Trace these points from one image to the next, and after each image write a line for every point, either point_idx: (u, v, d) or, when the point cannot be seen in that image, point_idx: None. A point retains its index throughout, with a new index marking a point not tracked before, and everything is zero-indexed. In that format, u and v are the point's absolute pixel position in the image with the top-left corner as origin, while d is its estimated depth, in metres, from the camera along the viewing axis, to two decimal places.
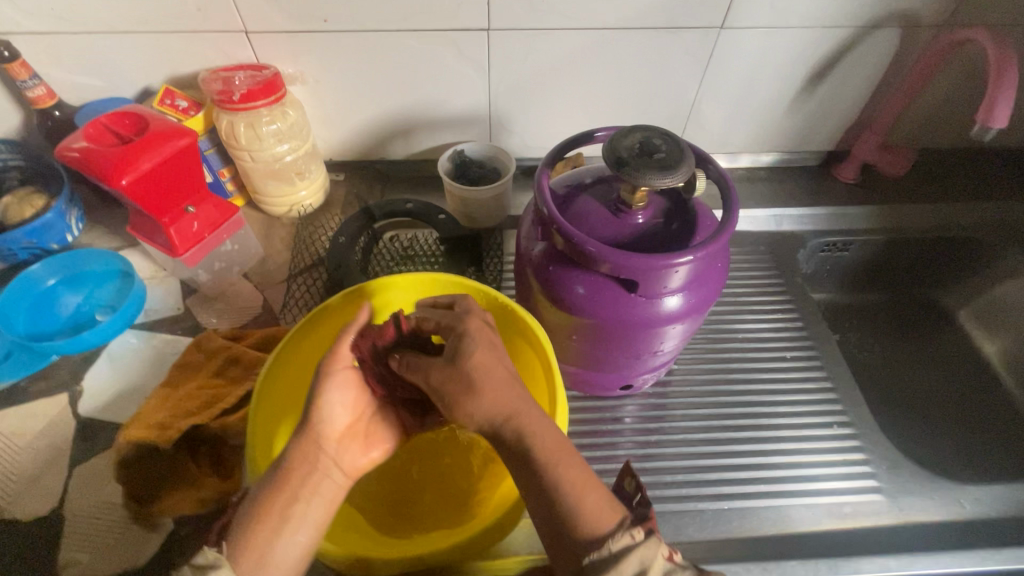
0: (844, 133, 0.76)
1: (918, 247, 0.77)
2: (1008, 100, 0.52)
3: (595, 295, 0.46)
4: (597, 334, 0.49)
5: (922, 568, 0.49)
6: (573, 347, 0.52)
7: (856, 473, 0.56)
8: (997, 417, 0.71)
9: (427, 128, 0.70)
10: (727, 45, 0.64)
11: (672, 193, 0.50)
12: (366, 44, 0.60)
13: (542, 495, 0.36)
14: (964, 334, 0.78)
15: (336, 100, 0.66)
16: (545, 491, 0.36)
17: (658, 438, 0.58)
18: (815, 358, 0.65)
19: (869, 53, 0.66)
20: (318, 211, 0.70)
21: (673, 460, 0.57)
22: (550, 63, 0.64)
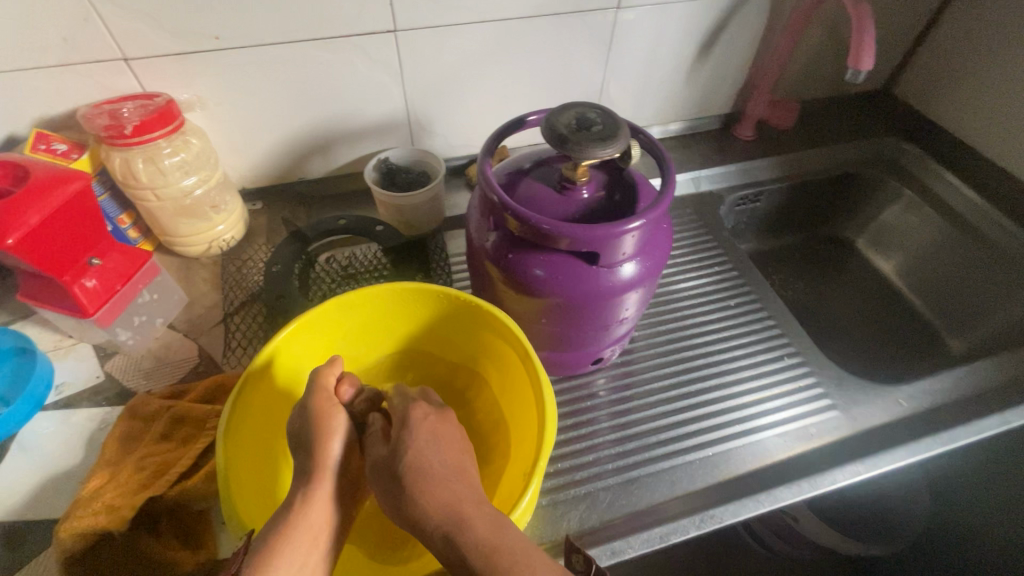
0: (736, 95, 0.83)
1: (815, 188, 0.86)
2: (871, 44, 0.59)
3: (556, 274, 0.47)
4: (565, 313, 0.50)
5: (885, 465, 0.54)
6: (540, 330, 0.53)
7: (813, 395, 0.61)
8: (905, 324, 0.81)
9: (345, 140, 0.68)
10: (625, 24, 0.67)
11: (608, 166, 0.51)
12: (267, 59, 0.57)
13: None
14: (866, 259, 0.88)
15: (242, 122, 0.61)
16: None
17: (635, 404, 0.60)
18: (753, 301, 0.70)
19: (747, 18, 0.72)
20: (241, 244, 0.65)
21: (655, 421, 0.59)
22: (461, 59, 0.64)
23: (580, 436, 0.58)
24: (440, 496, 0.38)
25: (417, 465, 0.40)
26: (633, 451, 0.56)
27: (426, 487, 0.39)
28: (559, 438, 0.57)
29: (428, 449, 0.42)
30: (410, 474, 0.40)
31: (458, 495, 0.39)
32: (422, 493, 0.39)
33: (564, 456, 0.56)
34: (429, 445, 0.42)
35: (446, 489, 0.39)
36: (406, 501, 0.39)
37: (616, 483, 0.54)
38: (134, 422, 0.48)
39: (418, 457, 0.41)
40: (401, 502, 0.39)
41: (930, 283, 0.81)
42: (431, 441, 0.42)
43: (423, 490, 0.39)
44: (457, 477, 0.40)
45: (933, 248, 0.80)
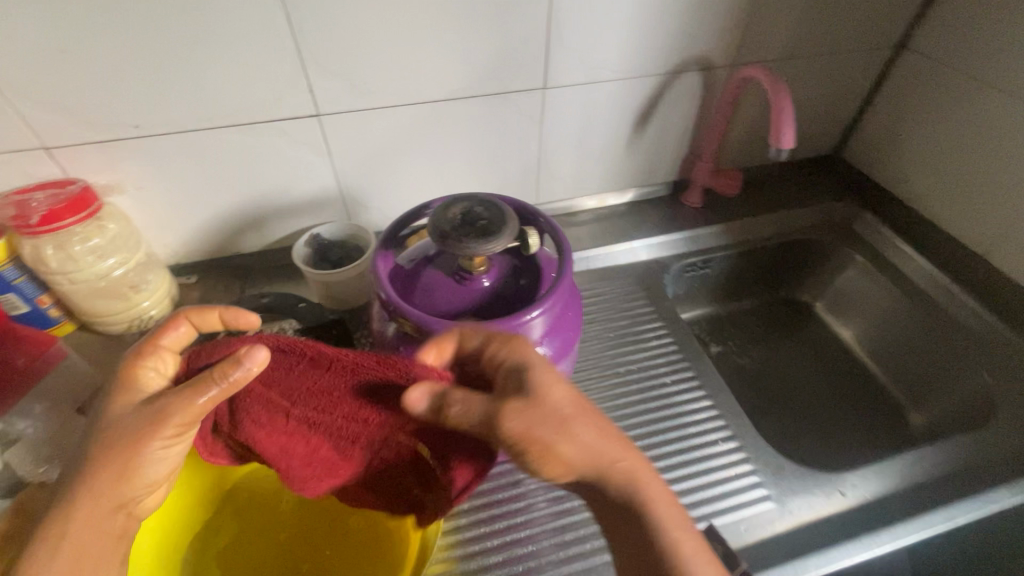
0: (681, 164, 0.83)
1: (767, 254, 0.85)
2: (790, 124, 0.59)
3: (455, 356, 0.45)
4: None
5: (819, 569, 0.50)
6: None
7: (747, 485, 0.57)
8: (866, 396, 0.77)
9: (279, 216, 0.68)
10: (555, 102, 0.68)
11: (512, 251, 0.51)
12: (188, 143, 0.58)
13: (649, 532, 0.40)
14: (824, 325, 0.86)
15: (167, 203, 0.62)
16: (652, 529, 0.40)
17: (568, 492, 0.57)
18: (694, 377, 0.67)
19: (680, 93, 0.73)
20: (165, 321, 0.65)
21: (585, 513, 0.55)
22: (389, 139, 0.65)
23: (513, 525, 0.54)
24: (607, 442, 0.40)
25: (564, 404, 0.39)
26: (570, 543, 0.53)
27: (580, 429, 0.39)
28: (489, 527, 0.54)
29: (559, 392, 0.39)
30: (565, 411, 0.39)
31: (620, 444, 0.41)
32: (579, 431, 0.39)
33: (484, 552, 0.52)
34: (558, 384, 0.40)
35: (597, 428, 0.40)
36: (564, 441, 0.39)
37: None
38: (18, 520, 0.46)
39: (560, 398, 0.39)
40: (558, 447, 0.39)
41: (890, 354, 0.78)
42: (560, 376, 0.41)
43: (577, 431, 0.39)
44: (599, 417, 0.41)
45: (887, 317, 0.78)
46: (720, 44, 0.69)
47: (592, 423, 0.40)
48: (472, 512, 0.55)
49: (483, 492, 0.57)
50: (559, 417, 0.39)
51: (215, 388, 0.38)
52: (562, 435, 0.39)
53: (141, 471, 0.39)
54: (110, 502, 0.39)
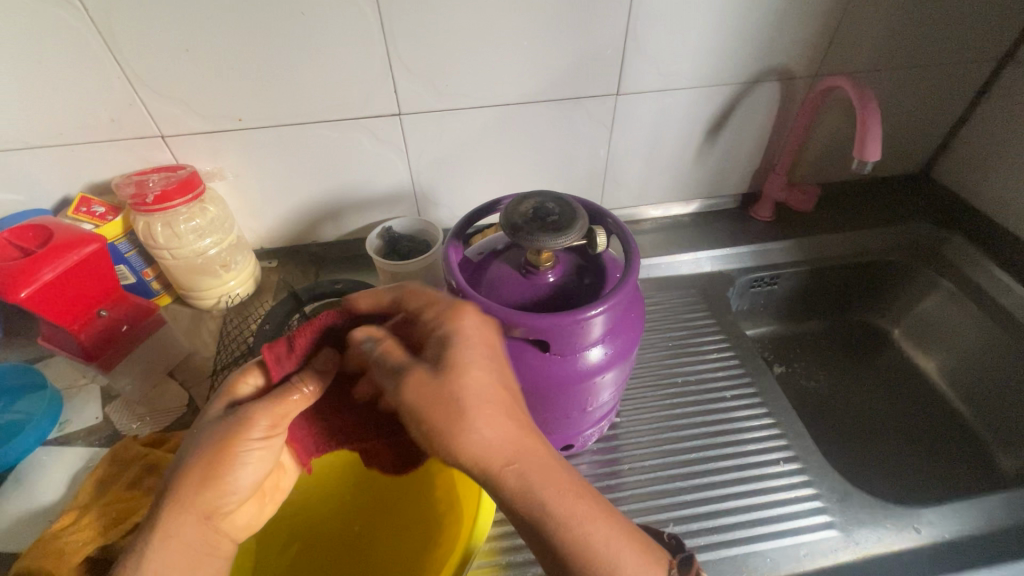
0: (753, 176, 0.81)
1: (843, 272, 0.81)
2: (876, 136, 0.57)
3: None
4: (531, 400, 0.49)
5: None
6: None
7: (810, 510, 0.54)
8: (947, 432, 0.71)
9: (355, 209, 0.73)
10: (625, 110, 0.68)
11: (579, 250, 0.51)
12: (283, 136, 0.63)
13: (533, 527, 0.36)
14: (902, 353, 0.81)
15: (259, 191, 0.67)
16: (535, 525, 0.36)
17: (618, 497, 0.56)
18: (756, 394, 0.65)
19: (756, 103, 0.71)
20: (249, 299, 0.70)
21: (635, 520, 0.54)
22: (463, 139, 0.68)
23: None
24: (513, 437, 0.38)
25: (476, 388, 0.37)
26: None
27: (489, 423, 0.37)
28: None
29: (475, 376, 0.38)
30: (461, 397, 0.37)
31: (528, 435, 0.38)
32: (480, 421, 0.37)
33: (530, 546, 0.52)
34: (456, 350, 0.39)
35: (492, 425, 0.37)
36: (461, 425, 0.37)
37: None
38: (114, 466, 0.52)
39: (473, 378, 0.38)
40: (462, 429, 0.37)
41: (978, 389, 0.72)
42: (479, 353, 0.39)
43: (483, 420, 0.37)
44: (510, 411, 0.38)
45: (978, 349, 0.72)
46: (802, 54, 0.67)
47: (502, 412, 0.38)
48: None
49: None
50: (462, 402, 0.37)
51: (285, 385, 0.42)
52: (464, 420, 0.37)
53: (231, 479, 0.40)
54: (201, 513, 0.39)
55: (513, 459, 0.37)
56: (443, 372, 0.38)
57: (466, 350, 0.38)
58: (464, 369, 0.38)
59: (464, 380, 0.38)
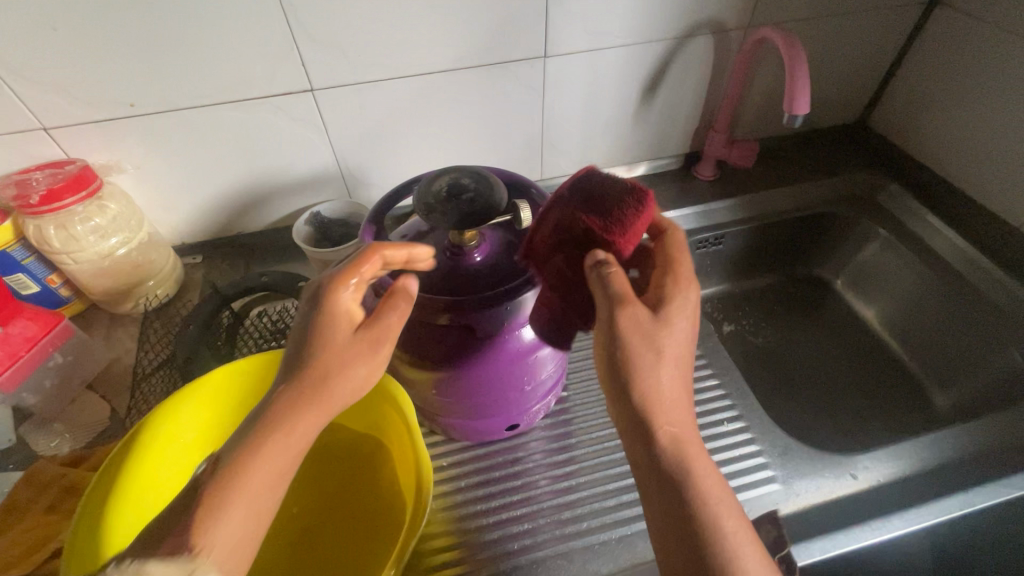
0: (693, 135, 0.80)
1: (786, 227, 0.81)
2: (805, 87, 0.56)
3: (423, 351, 0.45)
4: (467, 386, 0.47)
5: (817, 551, 0.47)
6: (441, 403, 0.51)
7: (753, 467, 0.55)
8: (887, 377, 0.74)
9: (279, 195, 0.68)
10: (556, 73, 0.65)
11: (506, 225, 0.49)
12: (186, 120, 0.58)
13: (665, 484, 0.36)
14: (843, 302, 0.82)
15: (170, 182, 0.62)
16: (669, 480, 0.36)
17: (570, 471, 0.56)
18: (701, 356, 0.65)
19: (690, 59, 0.69)
20: (171, 300, 0.66)
21: (585, 492, 0.54)
22: (386, 113, 0.64)
23: (516, 502, 0.54)
24: (676, 400, 0.38)
25: (676, 342, 0.38)
26: (569, 523, 0.52)
27: (673, 384, 0.38)
28: (490, 505, 0.54)
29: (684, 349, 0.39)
30: (666, 348, 0.38)
31: (683, 406, 0.38)
32: (664, 376, 0.37)
33: (480, 530, 0.52)
34: (684, 315, 0.39)
35: (670, 382, 0.38)
36: (649, 373, 0.37)
37: (520, 550, 0.50)
38: (28, 490, 0.49)
39: (677, 338, 0.38)
40: (659, 377, 0.37)
41: (914, 332, 0.74)
42: (689, 322, 0.39)
43: (664, 374, 0.37)
44: (683, 376, 0.39)
45: (913, 293, 0.74)
46: (732, 5, 0.65)
47: (682, 376, 0.38)
48: (469, 489, 0.55)
49: (482, 469, 0.56)
50: (660, 348, 0.38)
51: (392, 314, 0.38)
52: (655, 366, 0.37)
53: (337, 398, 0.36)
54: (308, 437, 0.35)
55: (666, 420, 0.37)
56: (664, 325, 0.38)
57: (682, 309, 0.39)
58: (682, 326, 0.39)
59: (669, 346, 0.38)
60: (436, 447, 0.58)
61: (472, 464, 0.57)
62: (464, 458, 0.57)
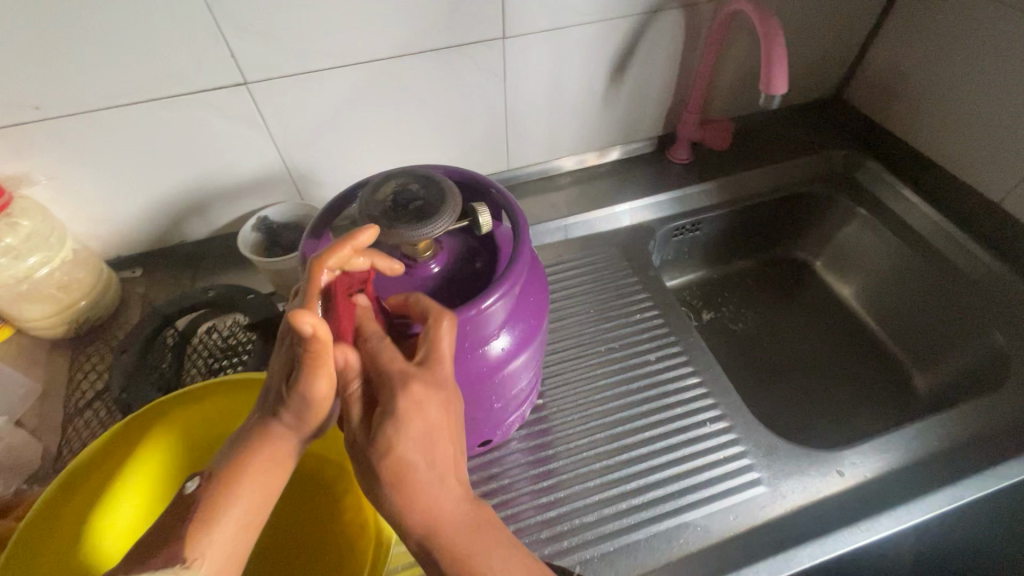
0: (666, 116, 0.76)
1: (764, 209, 0.78)
2: (782, 65, 0.52)
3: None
4: None
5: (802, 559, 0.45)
6: None
7: (739, 469, 0.52)
8: (869, 361, 0.72)
9: (221, 200, 0.62)
10: (516, 55, 0.60)
11: (465, 230, 0.45)
12: (104, 123, 0.52)
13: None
14: (823, 283, 0.80)
15: (95, 192, 0.56)
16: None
17: (550, 484, 0.53)
18: (681, 352, 0.62)
19: (660, 35, 0.65)
20: (108, 321, 0.61)
21: (568, 507, 0.51)
22: (332, 106, 0.58)
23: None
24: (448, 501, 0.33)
25: (401, 455, 0.32)
26: (551, 542, 0.49)
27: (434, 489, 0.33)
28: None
29: (441, 443, 0.33)
30: (385, 467, 0.32)
31: (450, 501, 0.33)
32: (396, 490, 0.32)
33: None
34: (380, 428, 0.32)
35: (424, 491, 0.32)
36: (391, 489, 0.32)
37: None
38: None
39: (418, 437, 0.32)
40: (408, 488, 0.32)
41: (895, 313, 0.73)
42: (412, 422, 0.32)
43: (406, 486, 0.32)
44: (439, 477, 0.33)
45: (893, 273, 0.72)
46: None
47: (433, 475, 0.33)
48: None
49: None
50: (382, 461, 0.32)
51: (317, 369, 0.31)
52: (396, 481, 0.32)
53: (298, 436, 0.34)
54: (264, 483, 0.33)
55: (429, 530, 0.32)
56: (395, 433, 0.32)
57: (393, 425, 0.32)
58: (414, 427, 0.32)
59: (435, 443, 0.33)
60: None
61: None
62: None
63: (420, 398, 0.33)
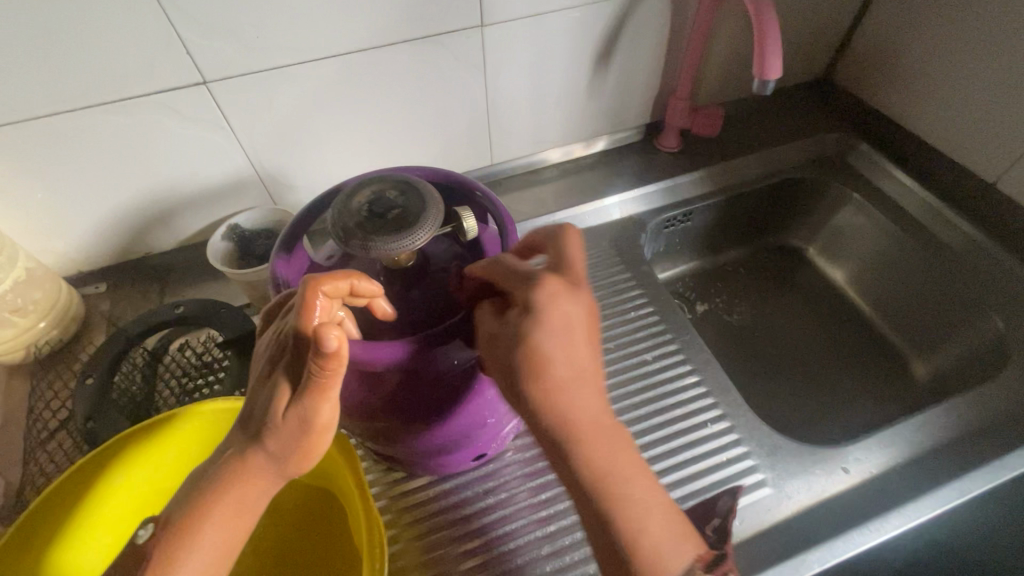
0: (654, 103, 0.73)
1: (756, 197, 0.76)
2: (776, 49, 0.49)
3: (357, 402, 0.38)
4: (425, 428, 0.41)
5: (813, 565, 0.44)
6: (396, 447, 0.44)
7: (742, 471, 0.51)
8: (865, 348, 0.71)
9: (188, 208, 0.58)
10: (495, 45, 0.57)
11: (451, 235, 0.43)
12: (50, 131, 0.48)
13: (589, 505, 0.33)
14: (817, 270, 0.78)
15: (46, 206, 0.52)
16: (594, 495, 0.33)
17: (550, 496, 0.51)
18: (678, 349, 0.60)
19: (646, 19, 0.62)
20: (72, 343, 0.57)
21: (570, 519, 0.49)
22: (301, 104, 0.54)
23: (493, 541, 0.48)
24: (592, 407, 0.34)
25: (570, 341, 0.34)
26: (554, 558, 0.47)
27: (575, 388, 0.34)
28: (465, 546, 0.48)
29: (581, 347, 0.35)
30: (536, 360, 0.33)
31: (592, 402, 0.34)
32: (548, 388, 0.33)
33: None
34: (552, 323, 0.34)
35: (569, 390, 0.34)
36: (544, 387, 0.33)
37: None
38: None
39: (559, 334, 0.34)
40: (557, 382, 0.33)
41: (891, 299, 0.71)
42: (571, 314, 0.34)
43: (563, 379, 0.34)
44: (584, 376, 0.34)
45: (889, 259, 0.70)
46: None
47: (580, 373, 0.34)
48: (438, 530, 0.49)
49: (452, 506, 0.50)
50: (542, 354, 0.33)
51: (328, 389, 0.31)
52: (544, 378, 0.33)
53: (287, 463, 0.33)
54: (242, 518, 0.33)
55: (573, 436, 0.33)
56: (545, 328, 0.34)
57: (545, 319, 0.34)
58: (567, 319, 0.34)
59: (577, 369, 0.34)
60: (400, 485, 0.51)
61: (441, 500, 0.50)
62: (433, 493, 0.51)
63: (553, 321, 0.34)
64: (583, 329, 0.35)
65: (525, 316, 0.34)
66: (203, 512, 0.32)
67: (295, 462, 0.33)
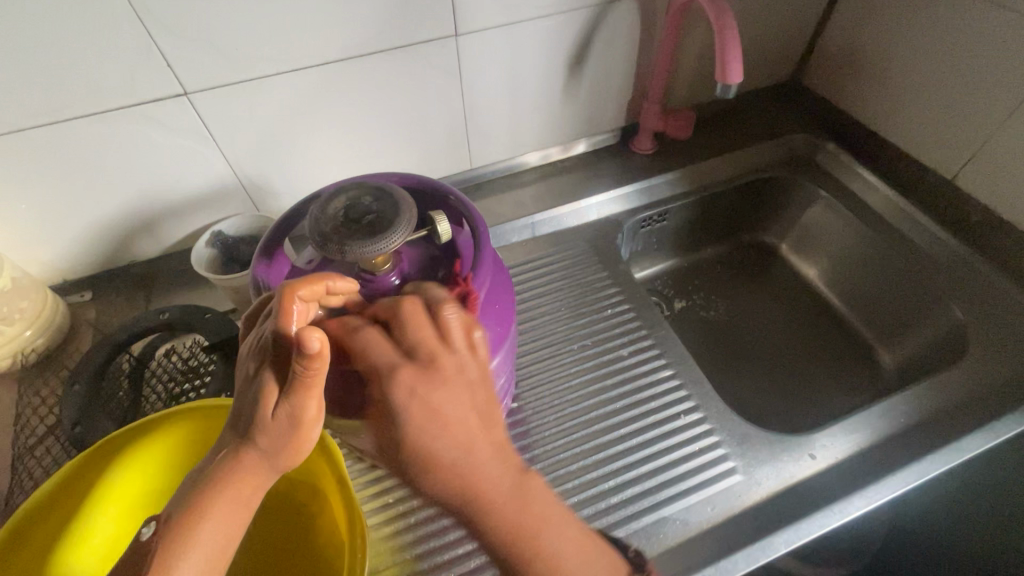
0: (628, 107, 0.75)
1: (729, 196, 0.78)
2: (736, 54, 0.52)
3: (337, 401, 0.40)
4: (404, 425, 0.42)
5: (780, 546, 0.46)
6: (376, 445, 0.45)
7: (714, 460, 0.53)
8: (835, 339, 0.74)
9: (172, 216, 0.59)
10: (470, 53, 0.59)
11: (428, 241, 0.45)
12: (33, 143, 0.49)
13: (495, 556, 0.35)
14: (790, 267, 0.81)
15: (31, 216, 0.53)
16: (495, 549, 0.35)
17: None
18: (653, 345, 0.62)
19: (616, 26, 0.64)
20: (58, 351, 0.58)
21: None
22: (282, 113, 0.56)
23: None
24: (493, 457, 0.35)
25: (457, 402, 0.35)
26: None
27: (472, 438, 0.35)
28: (449, 538, 0.49)
29: (469, 406, 0.35)
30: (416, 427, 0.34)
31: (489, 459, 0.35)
32: (433, 451, 0.34)
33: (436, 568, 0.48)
34: (423, 389, 0.34)
35: (456, 448, 0.34)
36: (424, 452, 0.34)
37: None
38: None
39: (450, 393, 0.35)
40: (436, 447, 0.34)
41: (858, 293, 0.74)
42: (450, 376, 0.35)
43: (442, 442, 0.34)
44: (484, 429, 0.35)
45: (856, 254, 0.73)
46: None
47: (473, 427, 0.35)
48: (426, 523, 0.50)
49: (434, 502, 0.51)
50: (419, 421, 0.34)
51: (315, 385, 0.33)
52: (428, 444, 0.34)
53: (278, 460, 0.34)
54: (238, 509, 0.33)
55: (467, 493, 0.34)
56: (429, 392, 0.34)
57: (422, 383, 0.35)
58: (451, 380, 0.35)
59: (467, 437, 0.34)
60: (382, 482, 0.53)
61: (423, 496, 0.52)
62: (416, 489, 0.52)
63: (427, 397, 0.34)
64: (473, 396, 0.35)
65: (415, 380, 0.35)
66: (205, 505, 0.33)
67: (286, 454, 0.34)
